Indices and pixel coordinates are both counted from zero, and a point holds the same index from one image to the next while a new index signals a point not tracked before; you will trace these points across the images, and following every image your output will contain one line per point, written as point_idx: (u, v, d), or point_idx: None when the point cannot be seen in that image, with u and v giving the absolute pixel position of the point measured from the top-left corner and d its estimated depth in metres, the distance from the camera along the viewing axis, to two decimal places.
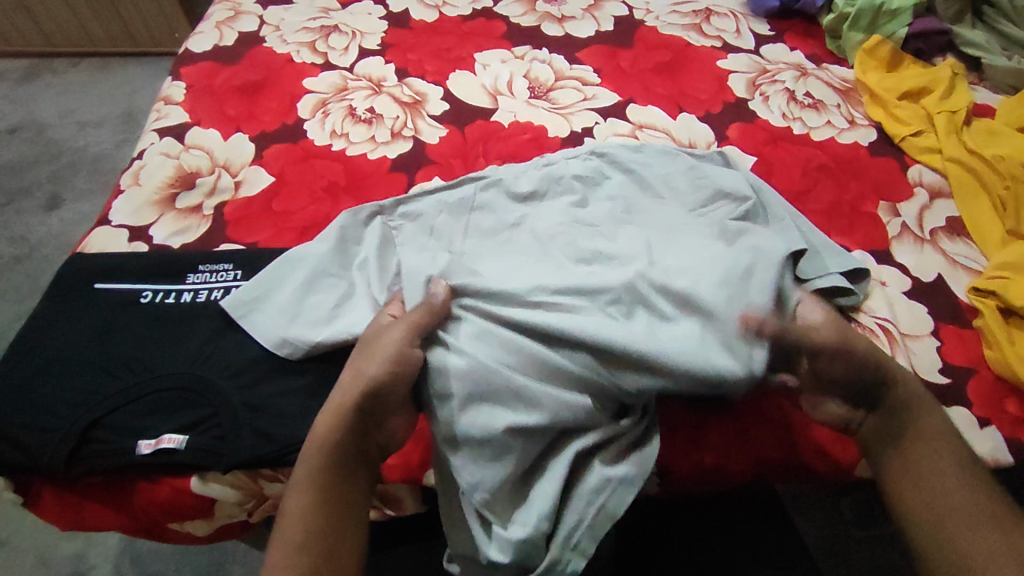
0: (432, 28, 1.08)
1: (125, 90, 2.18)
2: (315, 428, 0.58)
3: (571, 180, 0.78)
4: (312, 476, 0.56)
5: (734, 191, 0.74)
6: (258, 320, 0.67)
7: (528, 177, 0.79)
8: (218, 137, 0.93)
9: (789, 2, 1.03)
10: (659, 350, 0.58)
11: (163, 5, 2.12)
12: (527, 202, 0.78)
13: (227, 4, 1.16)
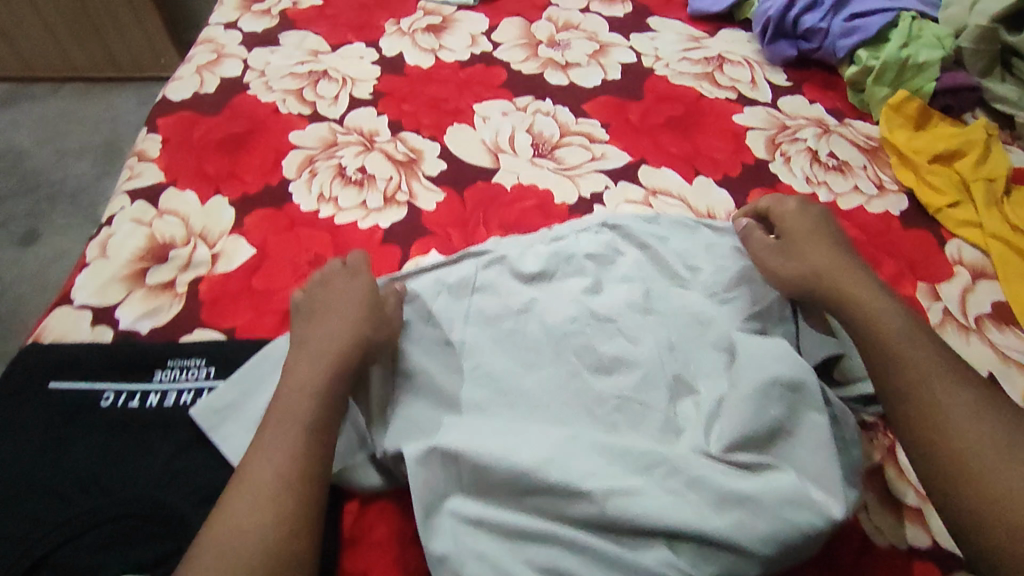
0: (428, 75, 1.01)
1: (108, 118, 2.08)
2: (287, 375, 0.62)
3: (582, 259, 0.72)
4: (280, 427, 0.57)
5: (760, 278, 0.69)
6: (233, 435, 0.61)
7: (536, 252, 0.73)
8: (195, 199, 0.85)
9: (807, 52, 0.95)
10: (720, 529, 0.48)
11: (148, 29, 2.03)
12: (534, 282, 0.72)
13: (210, 45, 1.09)
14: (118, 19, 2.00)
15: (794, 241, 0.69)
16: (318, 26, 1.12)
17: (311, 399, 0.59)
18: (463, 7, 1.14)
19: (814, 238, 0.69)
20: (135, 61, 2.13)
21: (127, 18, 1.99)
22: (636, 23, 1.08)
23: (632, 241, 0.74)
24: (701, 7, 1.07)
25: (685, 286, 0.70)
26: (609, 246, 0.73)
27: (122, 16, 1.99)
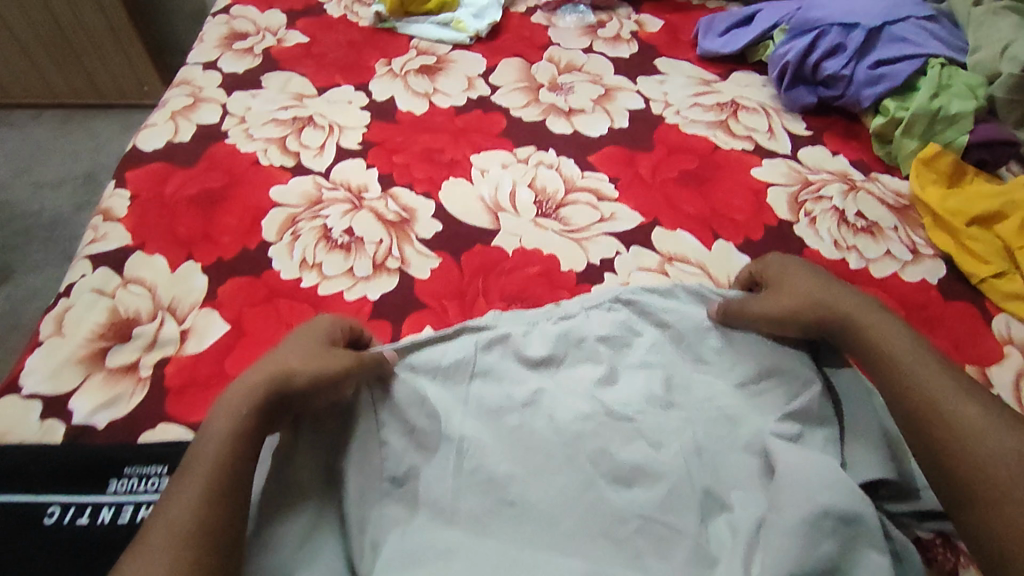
0: (422, 122, 0.94)
1: (79, 139, 1.94)
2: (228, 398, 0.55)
3: (594, 341, 0.66)
4: (220, 456, 0.52)
5: (794, 371, 0.63)
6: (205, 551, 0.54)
7: (543, 332, 0.67)
8: (165, 266, 0.77)
9: (828, 99, 0.89)
10: None
11: (131, 57, 1.85)
12: (541, 367, 0.65)
13: (186, 88, 1.01)
14: (99, 46, 1.82)
15: (788, 276, 0.66)
16: (304, 67, 1.05)
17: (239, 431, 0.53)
18: (459, 47, 1.07)
19: (812, 273, 0.66)
20: (117, 89, 1.95)
21: (108, 44, 1.81)
22: (643, 64, 1.02)
23: (647, 320, 0.68)
24: (710, 47, 1.00)
25: (708, 373, 0.64)
26: (627, 325, 0.67)
27: (105, 45, 1.81)
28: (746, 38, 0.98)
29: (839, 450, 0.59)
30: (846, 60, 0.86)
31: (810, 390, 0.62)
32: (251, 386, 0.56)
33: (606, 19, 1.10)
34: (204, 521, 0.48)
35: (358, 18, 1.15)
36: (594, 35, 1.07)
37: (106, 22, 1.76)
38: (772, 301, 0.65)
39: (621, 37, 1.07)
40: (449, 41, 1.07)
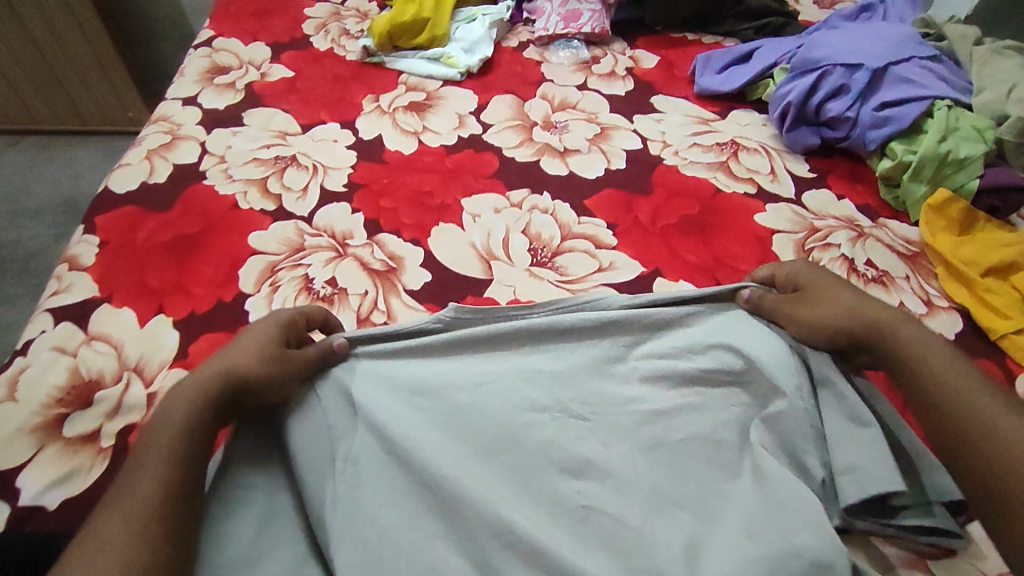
0: (411, 162, 0.90)
1: (58, 166, 1.87)
2: (175, 394, 0.56)
3: (542, 346, 0.68)
4: (170, 455, 0.52)
5: (775, 379, 0.62)
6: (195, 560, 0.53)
7: (491, 334, 0.67)
8: (133, 320, 0.72)
9: (832, 140, 0.86)
10: None
11: (115, 83, 1.79)
12: (489, 369, 0.66)
13: (164, 125, 0.97)
14: (83, 72, 1.75)
15: (820, 285, 0.67)
16: (288, 103, 1.01)
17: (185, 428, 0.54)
18: (449, 82, 1.04)
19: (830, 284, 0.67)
20: (104, 116, 1.89)
21: (91, 70, 1.75)
22: (640, 102, 0.99)
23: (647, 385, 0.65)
24: (707, 85, 0.98)
25: (690, 392, 0.64)
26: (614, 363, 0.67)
27: (87, 71, 1.75)
28: (745, 76, 0.96)
29: (817, 458, 0.59)
30: (850, 102, 0.83)
31: (787, 399, 0.61)
32: (202, 384, 0.56)
33: (601, 55, 1.08)
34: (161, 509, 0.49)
35: (346, 52, 1.11)
36: (589, 71, 1.04)
37: (90, 50, 1.70)
38: (807, 316, 0.65)
39: (616, 73, 1.04)
40: (439, 76, 1.04)
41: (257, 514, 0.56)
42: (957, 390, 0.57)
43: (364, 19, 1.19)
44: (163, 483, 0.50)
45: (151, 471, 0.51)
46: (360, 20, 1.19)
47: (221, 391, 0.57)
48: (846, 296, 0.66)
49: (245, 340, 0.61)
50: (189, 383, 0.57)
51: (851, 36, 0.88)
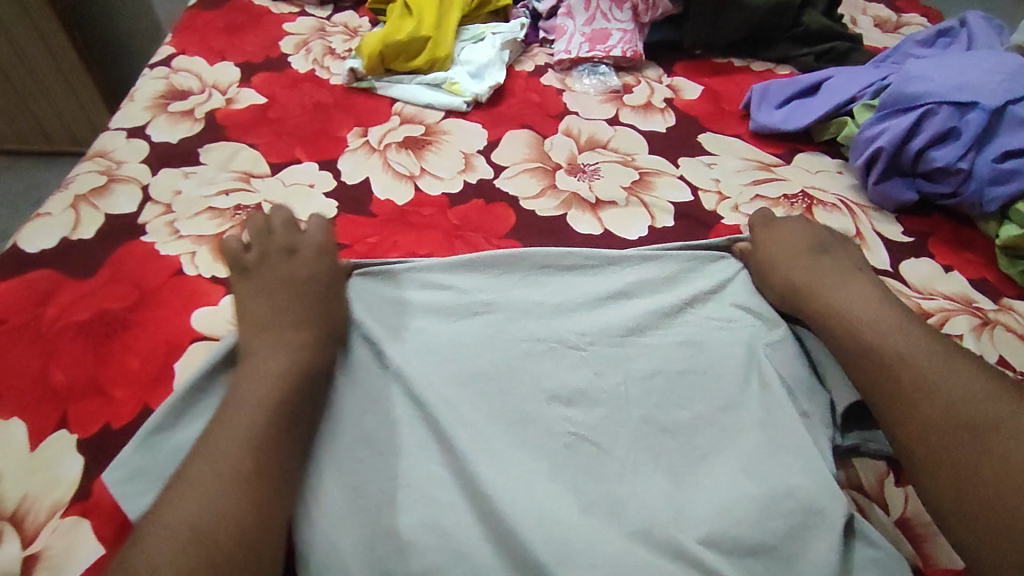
0: (405, 215, 0.72)
1: (14, 192, 1.50)
2: (260, 350, 0.53)
3: (552, 277, 0.64)
4: (259, 398, 0.49)
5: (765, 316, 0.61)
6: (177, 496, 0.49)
7: (493, 255, 0.64)
8: (22, 441, 0.53)
9: (933, 195, 0.70)
10: None
11: (86, 105, 1.46)
12: (481, 294, 0.61)
13: (100, 162, 0.78)
14: (48, 89, 1.42)
15: (773, 237, 0.66)
16: (257, 136, 0.83)
17: (282, 379, 0.51)
18: (452, 113, 0.86)
19: (804, 229, 0.67)
20: (70, 135, 1.53)
21: (59, 90, 1.43)
22: (684, 141, 0.81)
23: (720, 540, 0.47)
24: (766, 121, 0.81)
25: (691, 329, 0.60)
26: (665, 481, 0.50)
27: (57, 95, 1.43)
28: (812, 113, 0.79)
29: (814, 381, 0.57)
30: (962, 149, 0.67)
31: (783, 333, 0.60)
32: (293, 341, 0.54)
33: (633, 82, 0.91)
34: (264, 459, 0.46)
35: (329, 75, 0.93)
36: (620, 103, 0.87)
37: (59, 73, 1.40)
38: (761, 276, 0.64)
39: (653, 105, 0.87)
40: (441, 106, 0.86)
41: None
42: (863, 332, 0.55)
43: (352, 37, 1.02)
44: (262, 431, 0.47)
45: (245, 415, 0.48)
46: (348, 38, 1.01)
47: (312, 347, 0.54)
48: (817, 243, 0.64)
49: (300, 287, 0.59)
50: (271, 336, 0.54)
51: (957, 64, 0.71)
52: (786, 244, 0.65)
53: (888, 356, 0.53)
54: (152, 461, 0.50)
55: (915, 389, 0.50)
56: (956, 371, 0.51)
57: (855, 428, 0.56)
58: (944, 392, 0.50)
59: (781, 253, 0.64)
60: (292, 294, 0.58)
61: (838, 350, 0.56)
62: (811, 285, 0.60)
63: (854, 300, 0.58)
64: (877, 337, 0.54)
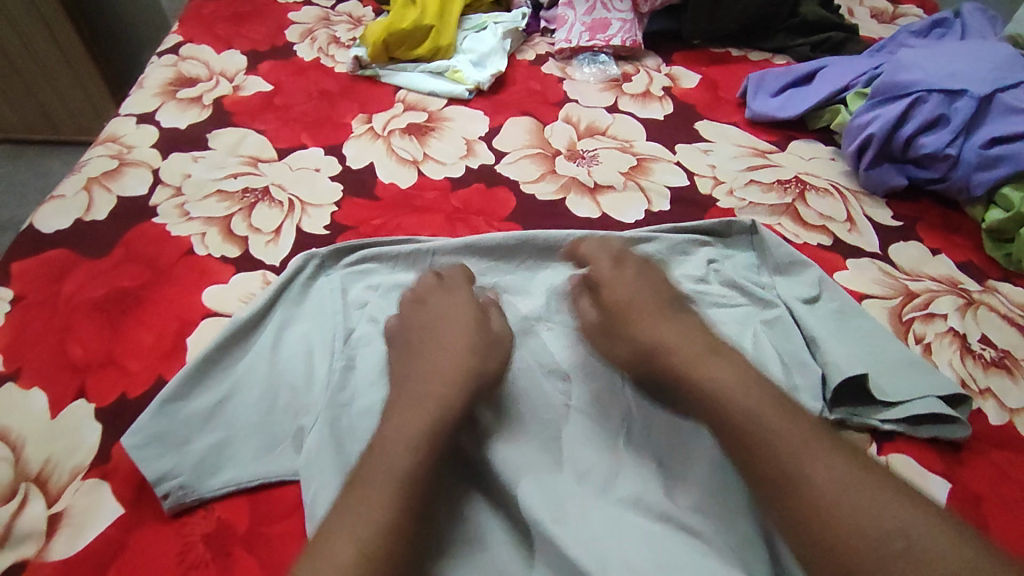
0: (410, 198, 0.74)
1: (22, 181, 1.52)
2: (406, 392, 0.53)
3: (552, 267, 0.66)
4: (410, 440, 0.48)
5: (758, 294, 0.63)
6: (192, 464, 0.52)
7: (512, 240, 0.65)
8: (43, 409, 0.55)
9: (922, 181, 0.72)
10: None
11: (91, 93, 1.47)
12: (487, 277, 0.65)
13: (112, 147, 0.80)
14: (54, 76, 1.43)
15: (623, 292, 0.60)
16: (264, 122, 0.85)
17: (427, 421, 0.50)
18: (455, 101, 0.88)
19: (648, 270, 0.62)
20: (75, 122, 1.54)
21: (64, 77, 1.44)
22: (681, 128, 0.83)
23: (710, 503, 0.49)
24: (762, 109, 0.82)
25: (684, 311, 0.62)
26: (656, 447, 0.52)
27: (63, 82, 1.45)
28: (807, 101, 0.81)
29: (806, 353, 0.59)
30: (951, 136, 0.69)
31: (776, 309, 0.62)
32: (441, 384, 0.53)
33: (632, 71, 0.92)
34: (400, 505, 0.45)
35: (334, 63, 0.95)
36: (619, 91, 0.89)
37: (64, 60, 1.41)
38: (604, 341, 0.58)
39: (651, 93, 0.88)
40: (444, 93, 0.88)
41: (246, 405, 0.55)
42: (723, 395, 0.49)
43: (356, 26, 1.04)
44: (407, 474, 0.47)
45: (406, 450, 0.48)
46: (352, 27, 1.03)
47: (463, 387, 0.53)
48: (658, 292, 0.60)
49: (430, 321, 0.59)
50: (419, 379, 0.54)
51: (948, 53, 0.73)
52: (634, 319, 0.57)
53: (761, 457, 0.46)
54: (171, 427, 0.53)
55: (798, 502, 0.44)
56: (847, 474, 0.45)
57: (844, 400, 0.57)
58: (833, 509, 0.43)
59: (629, 315, 0.57)
60: (432, 338, 0.57)
61: (715, 432, 0.49)
62: (649, 343, 0.55)
63: (716, 379, 0.51)
64: (749, 430, 0.47)
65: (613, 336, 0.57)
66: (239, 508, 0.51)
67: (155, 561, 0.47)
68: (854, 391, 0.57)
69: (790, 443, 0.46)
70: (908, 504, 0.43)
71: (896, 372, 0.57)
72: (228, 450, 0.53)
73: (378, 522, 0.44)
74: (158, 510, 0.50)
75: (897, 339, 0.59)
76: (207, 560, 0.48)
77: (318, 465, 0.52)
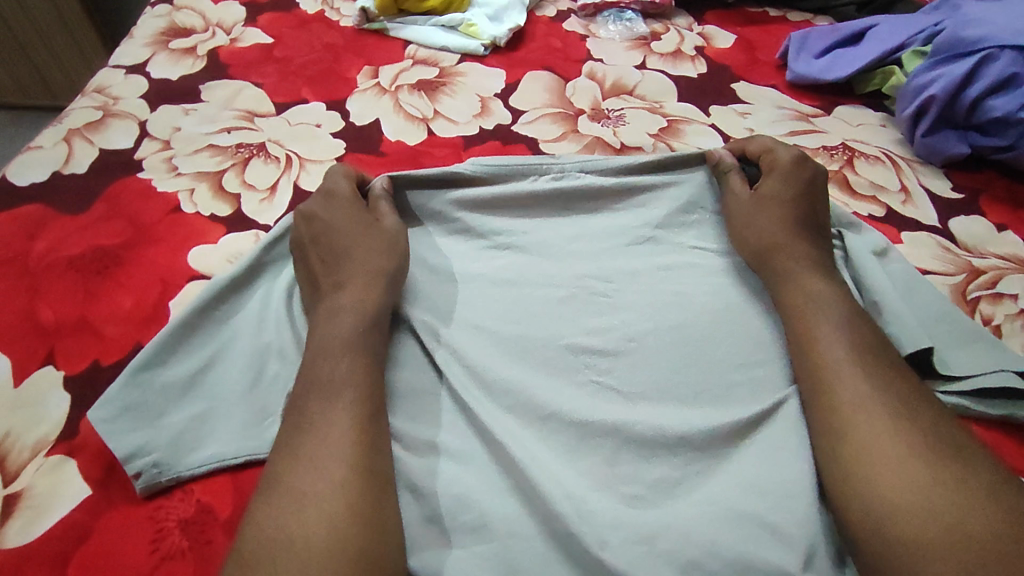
0: (418, 157, 0.68)
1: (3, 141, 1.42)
2: (321, 333, 0.46)
3: (585, 229, 0.58)
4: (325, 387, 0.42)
5: None
6: (168, 440, 0.46)
7: (538, 193, 0.58)
8: (6, 377, 0.49)
9: (985, 148, 0.65)
10: None
11: (91, 62, 1.37)
12: (502, 242, 0.57)
13: (97, 97, 0.74)
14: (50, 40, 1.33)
15: (744, 223, 0.56)
16: (262, 74, 0.78)
17: (350, 366, 0.44)
18: (469, 57, 0.81)
19: (785, 212, 0.55)
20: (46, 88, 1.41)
21: (60, 41, 1.33)
22: (716, 90, 0.76)
23: (761, 492, 0.42)
24: (804, 70, 0.75)
25: (725, 281, 0.55)
26: (700, 433, 0.45)
27: (36, 51, 1.33)
28: (855, 62, 0.74)
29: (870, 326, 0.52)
30: None
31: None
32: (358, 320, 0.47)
33: (662, 30, 0.85)
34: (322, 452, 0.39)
35: (339, 17, 0.88)
36: (648, 49, 0.82)
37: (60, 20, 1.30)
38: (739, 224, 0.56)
39: (683, 52, 0.81)
40: (457, 49, 0.81)
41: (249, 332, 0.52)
42: (809, 328, 0.48)
43: None
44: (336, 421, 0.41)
45: (343, 363, 0.44)
46: None
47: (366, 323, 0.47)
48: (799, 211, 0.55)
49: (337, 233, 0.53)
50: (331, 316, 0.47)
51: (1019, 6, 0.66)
52: (776, 266, 0.53)
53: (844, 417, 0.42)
54: (144, 398, 0.47)
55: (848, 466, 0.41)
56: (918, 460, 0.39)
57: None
58: (890, 485, 0.38)
59: (772, 267, 0.52)
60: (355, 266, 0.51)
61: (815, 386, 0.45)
62: (776, 237, 0.53)
63: (829, 340, 0.46)
64: (839, 390, 0.43)
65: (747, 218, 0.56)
66: (220, 489, 0.45)
67: (123, 549, 0.42)
68: (916, 367, 0.50)
69: (871, 418, 0.42)
70: (982, 492, 0.37)
71: (963, 350, 0.51)
72: (209, 424, 0.47)
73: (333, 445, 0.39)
74: (128, 491, 0.44)
75: (963, 316, 0.53)
76: (184, 550, 0.42)
77: None
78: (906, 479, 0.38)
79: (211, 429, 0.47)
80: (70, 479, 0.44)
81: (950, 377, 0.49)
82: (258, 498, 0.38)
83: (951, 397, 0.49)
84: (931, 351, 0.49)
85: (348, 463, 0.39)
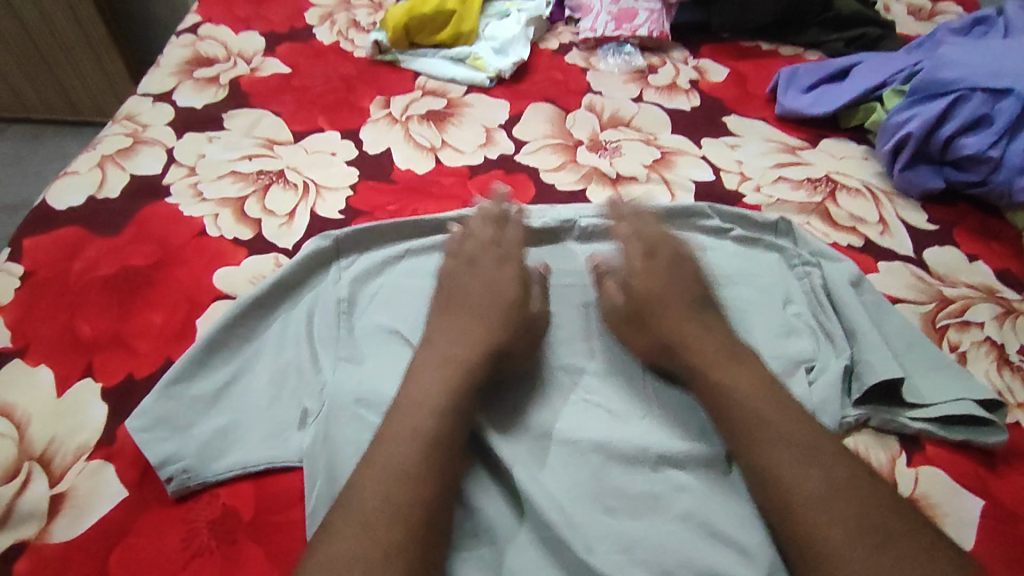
0: (427, 185, 0.73)
1: (18, 146, 1.45)
2: (415, 382, 0.49)
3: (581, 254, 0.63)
4: (413, 437, 0.45)
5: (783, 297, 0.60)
6: (197, 449, 0.50)
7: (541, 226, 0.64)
8: (49, 388, 0.54)
9: (960, 183, 0.70)
10: None
11: (111, 77, 1.41)
12: None
13: (127, 124, 0.79)
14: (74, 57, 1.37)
15: (659, 312, 0.55)
16: (281, 103, 0.83)
17: (432, 417, 0.46)
18: (475, 88, 0.86)
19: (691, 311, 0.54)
20: (69, 103, 1.47)
21: (84, 57, 1.37)
22: (708, 122, 0.80)
23: (733, 506, 0.46)
24: (792, 105, 0.80)
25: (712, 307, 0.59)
26: (680, 450, 0.49)
27: (62, 69, 1.39)
28: (840, 98, 0.78)
29: (843, 352, 0.56)
30: (993, 137, 0.66)
31: (801, 305, 0.59)
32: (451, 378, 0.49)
33: (658, 63, 0.90)
34: (404, 504, 0.43)
35: (353, 48, 0.93)
36: (645, 82, 0.86)
37: (84, 38, 1.34)
38: (625, 327, 0.55)
39: (678, 85, 0.86)
40: (464, 81, 0.86)
41: (268, 352, 0.56)
42: (741, 421, 0.47)
43: (377, 11, 1.02)
44: (413, 477, 0.44)
45: (423, 415, 0.46)
46: (373, 12, 1.01)
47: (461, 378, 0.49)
48: (685, 291, 0.56)
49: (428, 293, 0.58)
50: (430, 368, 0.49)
51: (990, 51, 0.70)
52: (697, 354, 0.51)
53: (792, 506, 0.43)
54: (175, 410, 0.52)
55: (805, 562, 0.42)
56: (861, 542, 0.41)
57: (872, 398, 0.54)
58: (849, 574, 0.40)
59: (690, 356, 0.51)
60: (452, 323, 0.54)
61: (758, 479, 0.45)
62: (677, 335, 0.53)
63: (764, 433, 0.46)
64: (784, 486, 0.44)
65: (638, 325, 0.55)
66: (243, 494, 0.49)
67: (158, 546, 0.46)
68: (884, 390, 0.54)
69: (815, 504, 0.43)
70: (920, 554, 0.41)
71: (928, 375, 0.55)
72: (233, 434, 0.52)
73: (397, 477, 0.44)
74: (161, 494, 0.49)
75: (930, 344, 0.57)
76: (212, 548, 0.46)
77: (320, 450, 0.50)
78: (837, 523, 0.42)
79: (236, 441, 0.51)
80: (109, 482, 0.49)
81: (916, 399, 0.53)
82: (334, 529, 0.42)
83: (917, 418, 0.53)
84: (900, 376, 0.53)
85: (414, 511, 0.43)
